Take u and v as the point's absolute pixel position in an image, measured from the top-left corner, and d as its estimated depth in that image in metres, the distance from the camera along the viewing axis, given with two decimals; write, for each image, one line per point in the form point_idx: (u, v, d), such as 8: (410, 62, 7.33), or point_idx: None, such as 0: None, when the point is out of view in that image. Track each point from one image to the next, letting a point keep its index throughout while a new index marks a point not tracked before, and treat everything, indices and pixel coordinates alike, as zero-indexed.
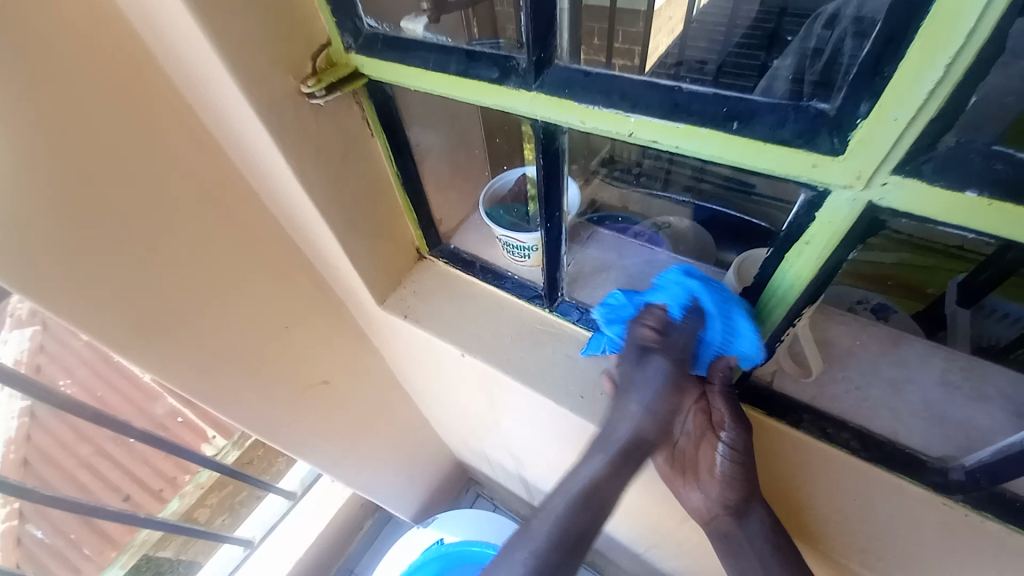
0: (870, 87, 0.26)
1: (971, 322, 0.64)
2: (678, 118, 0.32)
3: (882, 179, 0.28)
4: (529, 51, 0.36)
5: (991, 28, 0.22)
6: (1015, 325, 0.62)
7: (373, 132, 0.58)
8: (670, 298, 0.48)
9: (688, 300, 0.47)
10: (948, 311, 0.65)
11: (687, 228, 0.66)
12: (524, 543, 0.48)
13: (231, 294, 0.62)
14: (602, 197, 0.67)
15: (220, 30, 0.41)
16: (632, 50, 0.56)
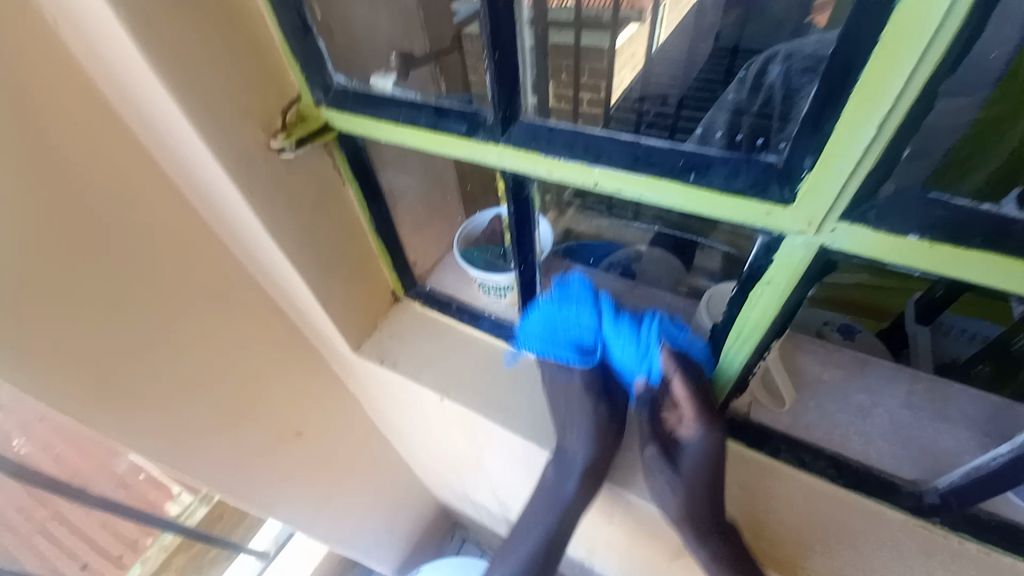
0: (812, 142, 0.28)
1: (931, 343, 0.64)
2: (639, 170, 0.34)
3: (831, 225, 0.30)
4: (496, 108, 0.37)
5: (915, 92, 0.24)
6: (973, 341, 0.62)
7: (345, 181, 0.58)
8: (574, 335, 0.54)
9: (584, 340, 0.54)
10: (909, 330, 0.65)
11: (660, 257, 0.65)
12: (509, 561, 0.64)
13: (200, 348, 0.60)
14: (577, 227, 0.66)
15: (190, 95, 0.41)
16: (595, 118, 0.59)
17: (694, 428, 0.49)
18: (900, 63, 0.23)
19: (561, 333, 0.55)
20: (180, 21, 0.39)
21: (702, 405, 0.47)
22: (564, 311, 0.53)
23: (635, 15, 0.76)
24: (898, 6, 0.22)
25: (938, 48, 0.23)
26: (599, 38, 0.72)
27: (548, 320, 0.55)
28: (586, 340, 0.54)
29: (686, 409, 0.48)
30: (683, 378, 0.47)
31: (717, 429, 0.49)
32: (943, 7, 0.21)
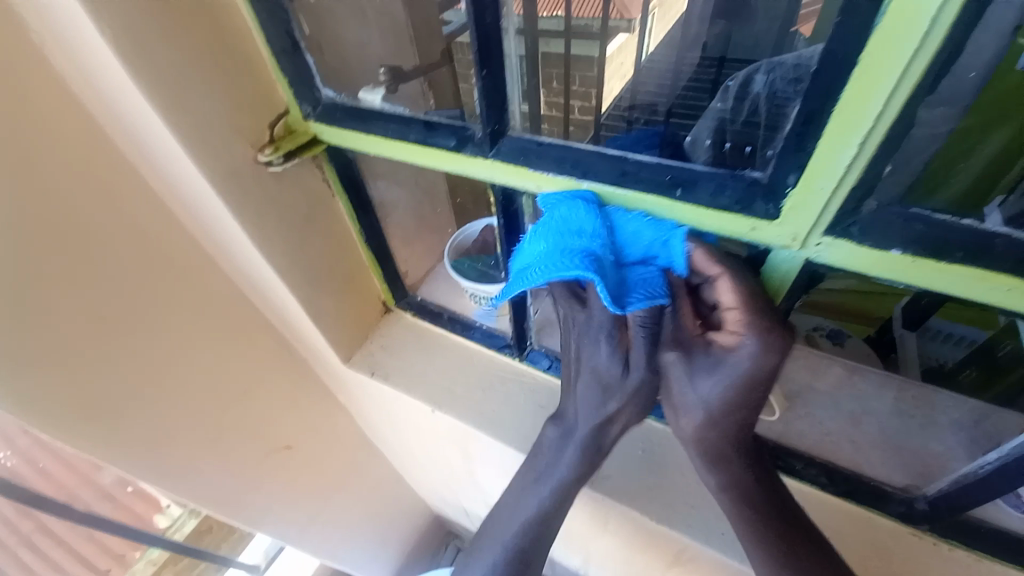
0: (796, 160, 0.28)
1: (918, 344, 0.66)
2: (627, 185, 0.34)
3: (816, 240, 0.30)
4: (484, 123, 0.38)
5: (895, 113, 0.24)
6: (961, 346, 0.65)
7: (335, 193, 0.58)
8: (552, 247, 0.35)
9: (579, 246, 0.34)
10: (897, 334, 0.68)
11: None
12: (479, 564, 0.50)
13: (187, 363, 0.59)
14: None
15: (175, 109, 0.41)
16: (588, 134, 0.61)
17: (746, 342, 0.33)
18: (881, 83, 0.24)
19: (562, 249, 0.34)
20: (166, 38, 0.39)
21: (758, 312, 0.32)
22: (564, 202, 0.36)
23: (624, 25, 0.78)
24: (877, 30, 0.22)
25: (916, 69, 0.23)
26: (589, 47, 0.73)
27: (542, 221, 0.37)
28: (601, 254, 0.34)
29: (732, 317, 0.33)
30: (733, 275, 0.33)
31: (779, 342, 0.32)
32: (920, 31, 0.22)
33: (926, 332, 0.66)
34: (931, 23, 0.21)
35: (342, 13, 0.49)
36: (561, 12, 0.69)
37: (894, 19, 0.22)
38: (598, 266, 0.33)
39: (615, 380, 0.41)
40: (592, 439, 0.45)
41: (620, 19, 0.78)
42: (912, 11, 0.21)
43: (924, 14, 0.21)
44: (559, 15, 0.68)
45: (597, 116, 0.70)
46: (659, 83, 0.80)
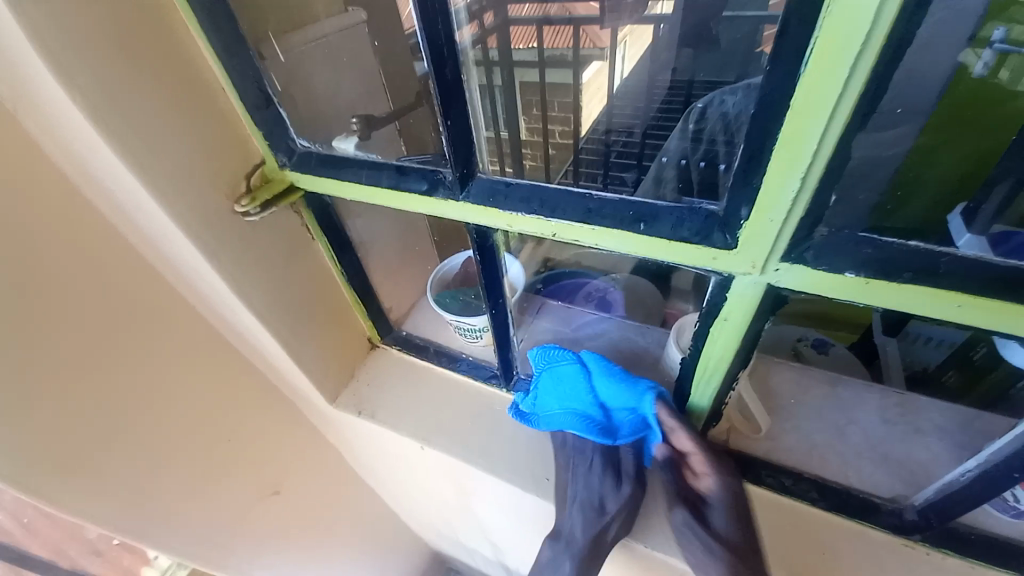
0: (745, 194, 0.29)
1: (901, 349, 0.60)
2: (593, 222, 0.36)
3: (774, 267, 0.32)
4: (453, 168, 0.39)
5: (830, 149, 0.26)
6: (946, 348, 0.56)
7: (314, 236, 0.59)
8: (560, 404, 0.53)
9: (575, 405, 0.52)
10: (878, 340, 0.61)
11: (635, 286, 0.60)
12: None
13: (169, 415, 0.58)
14: (555, 257, 0.62)
15: (150, 168, 0.42)
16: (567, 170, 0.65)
17: (712, 478, 0.47)
18: (813, 123, 0.25)
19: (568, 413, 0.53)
20: (138, 101, 0.40)
21: (709, 453, 0.47)
22: (554, 380, 0.53)
23: (599, 53, 0.87)
24: (803, 75, 0.24)
25: (843, 110, 0.24)
26: (564, 74, 0.84)
27: (546, 391, 0.54)
28: (596, 418, 0.51)
29: (697, 460, 0.47)
30: (686, 428, 0.47)
31: (735, 478, 0.47)
32: (842, 76, 0.23)
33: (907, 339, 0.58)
34: (850, 69, 0.23)
35: (312, 66, 0.51)
36: (534, 46, 0.81)
37: (816, 66, 0.24)
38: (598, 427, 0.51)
39: (608, 491, 0.52)
40: (592, 541, 0.51)
41: (593, 48, 0.88)
42: (832, 59, 0.23)
43: (843, 61, 0.23)
44: (533, 48, 0.80)
45: (576, 143, 0.76)
46: (635, 106, 0.85)
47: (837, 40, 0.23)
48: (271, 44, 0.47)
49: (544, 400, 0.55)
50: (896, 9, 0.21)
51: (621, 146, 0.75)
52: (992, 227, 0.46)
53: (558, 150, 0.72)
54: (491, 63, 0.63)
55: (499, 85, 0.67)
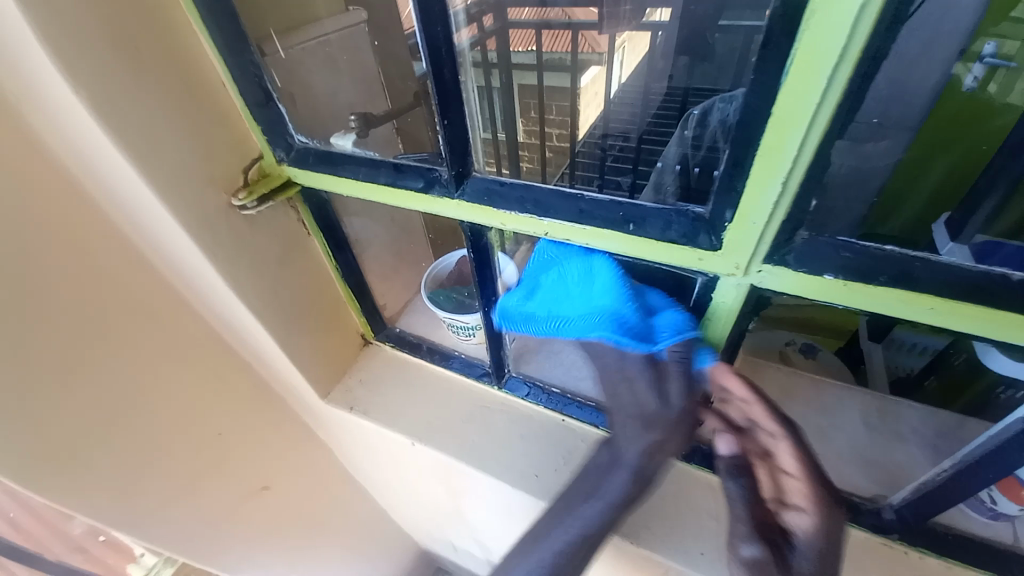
0: (729, 199, 0.30)
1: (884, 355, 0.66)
2: (584, 221, 0.37)
3: (757, 269, 0.33)
4: (449, 167, 0.40)
5: (809, 157, 0.27)
6: (925, 355, 0.63)
7: (310, 232, 0.59)
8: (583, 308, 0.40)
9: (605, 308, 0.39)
10: (865, 347, 0.67)
11: None
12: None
13: (161, 407, 0.59)
14: None
15: (149, 160, 0.42)
16: (563, 174, 0.66)
17: (804, 513, 0.36)
18: (793, 132, 0.26)
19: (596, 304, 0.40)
20: (139, 94, 0.41)
21: (816, 486, 0.36)
22: (592, 267, 0.40)
23: (597, 58, 0.88)
24: (784, 85, 0.25)
25: (822, 119, 0.26)
26: (562, 79, 0.84)
27: (575, 283, 0.42)
28: (631, 317, 0.39)
29: (794, 486, 0.37)
30: (792, 441, 0.37)
31: (837, 532, 0.35)
32: (820, 86, 0.24)
33: (891, 343, 0.65)
34: (828, 81, 0.24)
35: (313, 65, 0.52)
36: (534, 49, 0.82)
37: (795, 76, 0.25)
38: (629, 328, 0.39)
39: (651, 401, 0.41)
40: (639, 467, 0.43)
41: (592, 53, 0.87)
42: (811, 70, 0.24)
43: (821, 73, 0.24)
44: (532, 51, 0.82)
45: (573, 147, 0.77)
46: (631, 112, 0.86)
47: (816, 52, 0.24)
48: (273, 41, 0.48)
49: (568, 292, 0.42)
50: (870, 26, 0.22)
51: (617, 151, 0.77)
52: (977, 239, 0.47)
53: (554, 153, 0.74)
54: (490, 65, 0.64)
55: (498, 87, 0.68)
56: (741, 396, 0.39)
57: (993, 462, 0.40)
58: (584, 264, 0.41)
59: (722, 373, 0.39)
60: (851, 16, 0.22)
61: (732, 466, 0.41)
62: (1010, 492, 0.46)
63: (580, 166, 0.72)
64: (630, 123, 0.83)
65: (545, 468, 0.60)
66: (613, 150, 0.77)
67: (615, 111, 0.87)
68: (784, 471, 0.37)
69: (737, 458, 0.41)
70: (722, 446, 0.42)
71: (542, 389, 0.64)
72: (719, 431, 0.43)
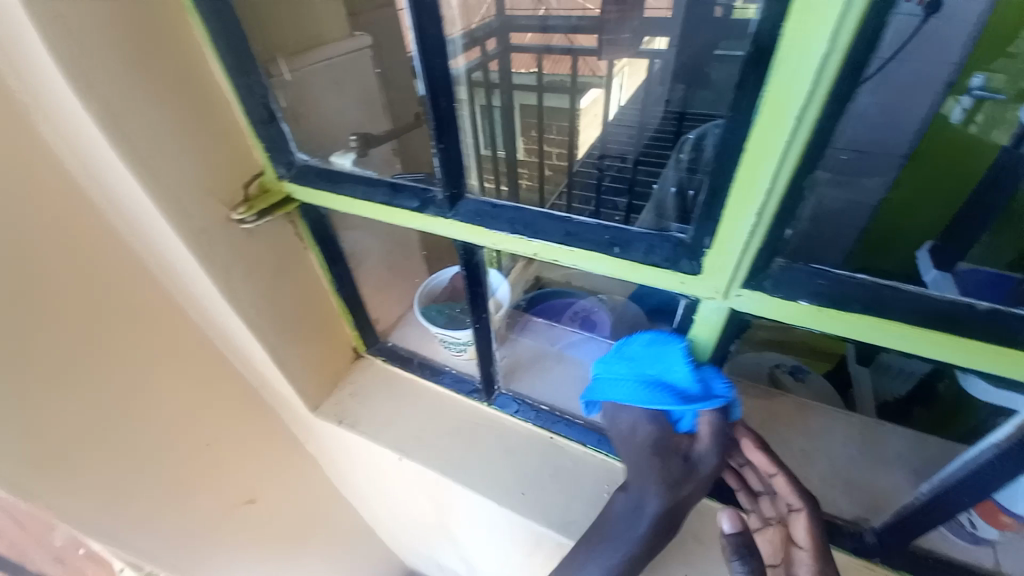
0: (708, 226, 0.32)
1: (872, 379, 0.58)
2: (571, 243, 0.38)
3: (736, 293, 0.34)
4: (444, 188, 0.41)
5: (782, 190, 0.29)
6: (909, 382, 0.55)
7: (307, 246, 0.61)
8: (636, 381, 0.39)
9: (660, 381, 0.39)
10: (853, 372, 0.59)
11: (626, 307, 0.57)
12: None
13: (149, 415, 0.58)
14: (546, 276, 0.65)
15: (154, 172, 0.44)
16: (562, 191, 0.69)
17: None
18: (766, 165, 0.28)
19: (648, 382, 0.39)
20: (148, 109, 0.42)
21: (823, 564, 0.41)
22: (629, 354, 0.41)
23: (597, 81, 0.93)
24: (755, 123, 0.27)
25: (791, 157, 0.27)
26: (561, 100, 0.89)
27: (618, 372, 0.40)
28: (682, 383, 0.38)
29: (802, 556, 0.42)
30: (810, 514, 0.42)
31: None
32: (788, 126, 0.26)
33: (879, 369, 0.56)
34: (796, 121, 0.26)
35: (317, 85, 0.54)
36: (535, 72, 0.86)
37: (767, 114, 0.26)
38: (680, 395, 0.38)
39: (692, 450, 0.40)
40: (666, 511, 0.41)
41: (593, 76, 0.92)
42: (780, 110, 0.26)
43: (789, 113, 0.26)
44: (532, 74, 0.85)
45: (570, 167, 0.78)
46: (630, 135, 0.88)
47: (784, 94, 0.25)
48: (279, 64, 0.50)
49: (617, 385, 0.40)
50: (833, 73, 0.24)
51: (614, 172, 0.78)
52: (961, 268, 0.49)
53: (553, 172, 0.75)
54: (490, 86, 0.67)
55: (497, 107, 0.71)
56: (763, 467, 0.45)
57: (965, 486, 0.42)
58: (621, 358, 0.41)
59: (749, 446, 0.45)
60: (816, 61, 0.24)
61: (738, 543, 0.41)
62: (989, 518, 0.46)
63: (578, 184, 0.74)
64: (628, 146, 0.85)
65: (531, 484, 0.60)
66: (611, 170, 0.79)
67: (613, 134, 0.89)
68: (796, 542, 0.43)
69: (742, 537, 0.41)
70: (725, 522, 0.42)
71: (531, 407, 0.64)
72: (721, 506, 0.42)
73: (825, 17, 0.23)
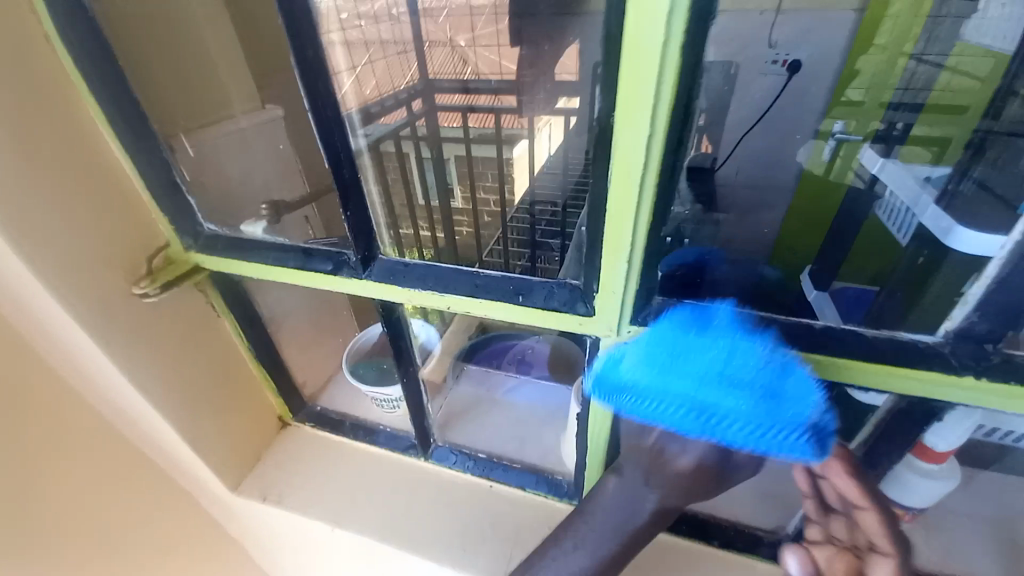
0: (593, 272, 0.36)
1: None
2: (479, 295, 0.40)
3: (627, 329, 0.38)
4: (355, 250, 0.43)
5: (643, 240, 0.33)
6: None
7: (220, 313, 0.58)
8: (734, 397, 0.29)
9: (765, 391, 0.29)
10: None
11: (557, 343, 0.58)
12: None
13: (33, 519, 0.51)
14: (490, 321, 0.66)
15: (40, 251, 0.41)
16: (492, 236, 0.79)
17: None
18: (625, 221, 0.32)
19: (767, 424, 0.28)
20: (36, 187, 0.41)
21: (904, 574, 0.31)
22: (733, 378, 0.30)
23: (524, 133, 1.00)
24: (609, 188, 0.32)
25: (644, 213, 0.32)
26: (489, 149, 0.96)
27: (717, 403, 0.29)
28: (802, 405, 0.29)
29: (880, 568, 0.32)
30: (896, 563, 0.31)
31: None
32: (635, 189, 0.31)
33: None
34: (639, 186, 0.31)
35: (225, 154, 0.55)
36: (461, 126, 0.94)
37: (617, 181, 0.31)
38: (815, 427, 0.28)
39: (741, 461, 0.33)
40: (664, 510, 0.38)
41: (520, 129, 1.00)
42: (626, 177, 0.31)
43: (633, 179, 0.31)
44: (457, 129, 0.94)
45: (504, 214, 0.88)
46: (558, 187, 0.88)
47: (625, 164, 0.30)
48: (181, 138, 0.51)
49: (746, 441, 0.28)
50: (659, 146, 0.29)
51: (547, 219, 0.82)
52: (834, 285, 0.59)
53: (488, 218, 0.86)
54: (419, 140, 0.83)
55: (426, 157, 0.85)
56: (849, 496, 0.33)
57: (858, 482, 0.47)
58: (720, 381, 0.30)
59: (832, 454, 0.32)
60: (643, 138, 0.29)
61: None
62: None
63: (512, 231, 0.80)
64: (558, 195, 0.87)
65: (473, 539, 0.59)
66: (540, 226, 0.81)
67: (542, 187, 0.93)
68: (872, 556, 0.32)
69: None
70: (791, 563, 0.39)
71: (468, 456, 0.63)
72: (789, 545, 0.40)
73: (641, 106, 0.28)
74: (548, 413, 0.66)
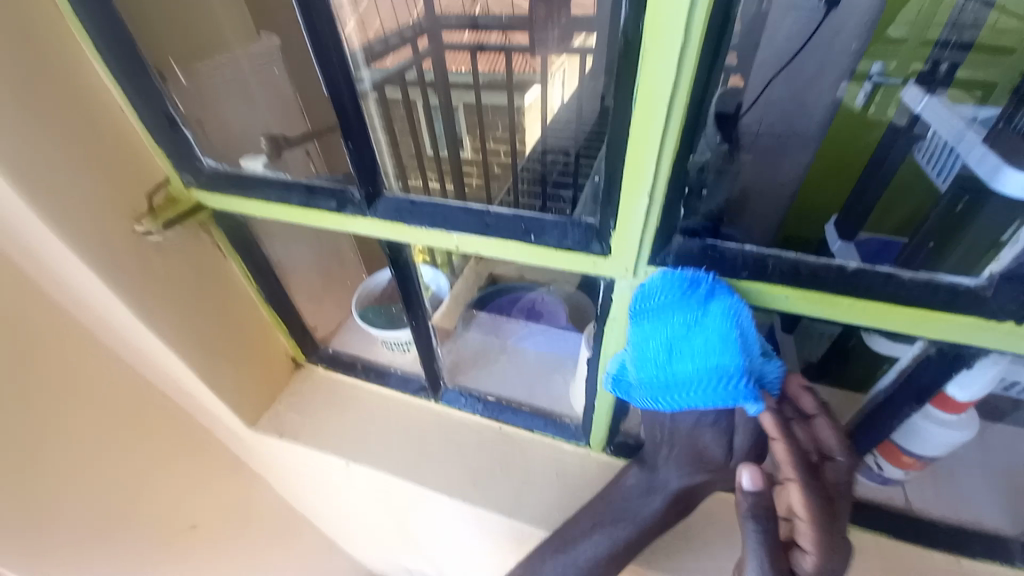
0: (609, 210, 0.34)
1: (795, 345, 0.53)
2: (489, 234, 0.39)
3: (644, 269, 0.37)
4: (360, 186, 0.41)
5: (666, 173, 0.31)
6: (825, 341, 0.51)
7: (227, 255, 0.58)
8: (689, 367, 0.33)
9: (709, 355, 0.32)
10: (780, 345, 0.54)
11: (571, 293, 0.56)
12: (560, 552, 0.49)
13: (64, 448, 0.54)
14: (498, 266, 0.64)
15: (38, 184, 0.40)
16: (501, 186, 0.75)
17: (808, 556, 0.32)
18: (648, 152, 0.30)
19: (719, 379, 0.32)
20: (27, 117, 0.39)
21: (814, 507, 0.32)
22: (687, 349, 0.33)
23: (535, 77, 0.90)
24: (633, 113, 0.29)
25: (669, 142, 0.29)
26: (499, 97, 0.92)
27: (682, 376, 0.33)
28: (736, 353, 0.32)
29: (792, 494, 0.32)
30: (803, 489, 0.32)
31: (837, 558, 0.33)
32: (661, 115, 0.28)
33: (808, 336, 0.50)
34: (667, 111, 0.28)
35: (219, 88, 0.53)
36: (469, 70, 0.91)
37: (641, 104, 0.28)
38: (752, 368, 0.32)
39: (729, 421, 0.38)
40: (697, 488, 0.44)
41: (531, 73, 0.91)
42: (652, 101, 0.28)
43: (660, 103, 0.28)
44: (466, 73, 0.90)
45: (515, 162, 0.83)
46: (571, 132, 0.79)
47: (652, 86, 0.27)
48: (173, 68, 0.48)
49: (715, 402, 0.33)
50: (692, 64, 0.26)
51: (559, 168, 0.74)
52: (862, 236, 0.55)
53: (500, 168, 0.83)
54: (425, 86, 0.80)
55: (434, 104, 0.83)
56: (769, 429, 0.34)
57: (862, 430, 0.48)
58: (669, 358, 0.34)
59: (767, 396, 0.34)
60: (674, 52, 0.26)
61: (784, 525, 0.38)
62: (893, 459, 0.49)
63: (524, 179, 0.76)
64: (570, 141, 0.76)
65: (482, 476, 0.61)
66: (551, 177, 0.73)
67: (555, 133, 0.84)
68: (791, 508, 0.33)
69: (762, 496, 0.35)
70: (745, 480, 0.35)
71: (477, 399, 0.64)
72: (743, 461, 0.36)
73: (675, 14, 0.25)
74: (554, 365, 0.65)
